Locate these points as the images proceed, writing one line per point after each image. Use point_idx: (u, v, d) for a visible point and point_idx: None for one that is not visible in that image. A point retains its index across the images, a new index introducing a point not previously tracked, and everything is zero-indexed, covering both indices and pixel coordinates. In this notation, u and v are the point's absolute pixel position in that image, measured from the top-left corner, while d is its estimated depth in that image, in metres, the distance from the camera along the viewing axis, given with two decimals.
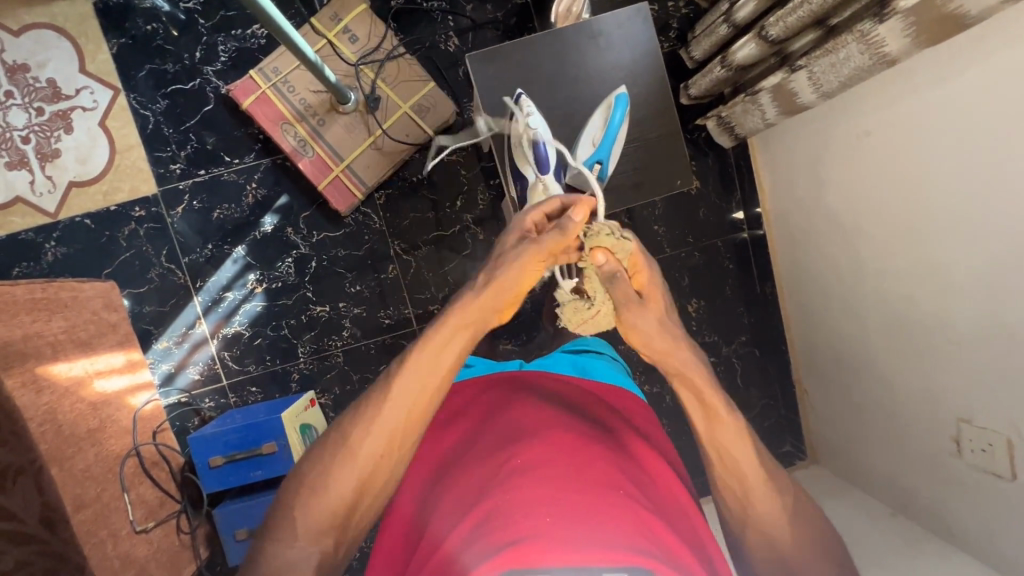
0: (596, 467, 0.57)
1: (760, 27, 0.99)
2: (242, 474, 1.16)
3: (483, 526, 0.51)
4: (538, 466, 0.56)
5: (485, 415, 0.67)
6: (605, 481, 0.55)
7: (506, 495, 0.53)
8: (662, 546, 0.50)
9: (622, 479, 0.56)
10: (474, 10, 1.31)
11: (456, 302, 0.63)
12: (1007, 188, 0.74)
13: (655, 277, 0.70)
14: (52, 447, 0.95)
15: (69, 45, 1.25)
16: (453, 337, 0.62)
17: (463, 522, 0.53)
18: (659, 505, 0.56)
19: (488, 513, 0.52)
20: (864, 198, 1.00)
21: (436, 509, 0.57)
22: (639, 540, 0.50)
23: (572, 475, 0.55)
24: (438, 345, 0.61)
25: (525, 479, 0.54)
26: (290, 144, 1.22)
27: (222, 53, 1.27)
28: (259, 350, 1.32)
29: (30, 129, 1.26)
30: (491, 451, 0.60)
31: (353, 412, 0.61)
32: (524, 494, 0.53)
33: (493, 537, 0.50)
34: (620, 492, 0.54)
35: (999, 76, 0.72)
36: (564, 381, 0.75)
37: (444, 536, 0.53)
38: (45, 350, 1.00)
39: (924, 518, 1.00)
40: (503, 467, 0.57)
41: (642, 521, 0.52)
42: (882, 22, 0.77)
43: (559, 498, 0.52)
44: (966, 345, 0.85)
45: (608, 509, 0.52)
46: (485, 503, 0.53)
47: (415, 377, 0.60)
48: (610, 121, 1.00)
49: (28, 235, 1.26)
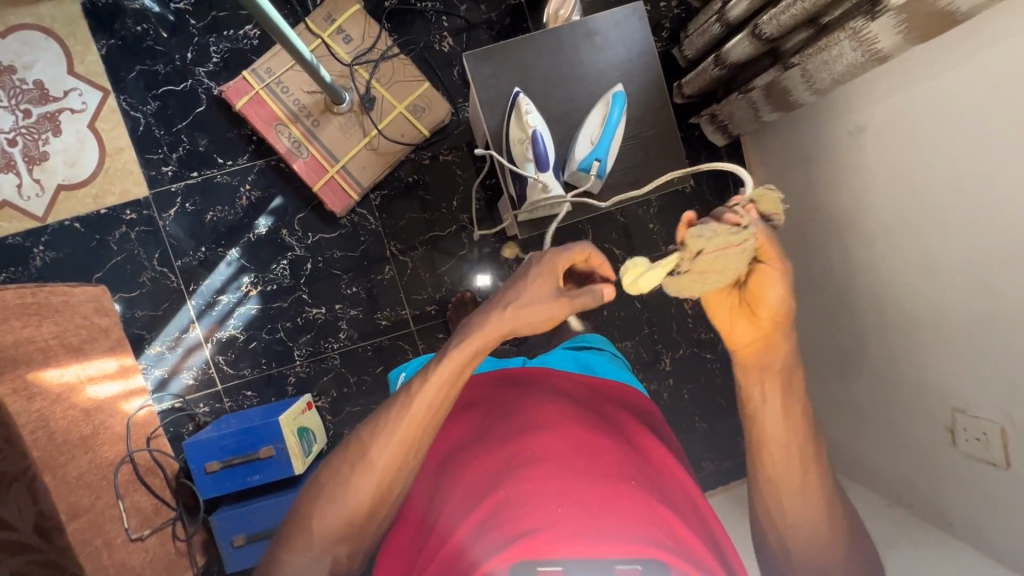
0: (606, 459, 0.57)
1: (753, 26, 1.00)
2: (239, 479, 1.15)
3: (494, 517, 0.51)
4: (549, 458, 0.56)
5: (493, 408, 0.67)
6: (616, 473, 0.55)
7: (517, 486, 0.54)
8: (674, 538, 0.51)
9: (632, 471, 0.57)
10: (468, 11, 1.31)
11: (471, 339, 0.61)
12: (998, 180, 0.75)
13: None
14: (44, 454, 0.93)
15: (57, 46, 1.23)
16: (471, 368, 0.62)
17: (474, 513, 0.53)
18: (668, 498, 0.57)
19: (498, 504, 0.53)
20: (858, 193, 1.02)
21: (445, 501, 0.57)
22: (652, 532, 0.50)
23: (583, 467, 0.55)
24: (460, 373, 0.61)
25: (536, 470, 0.55)
26: (285, 145, 1.21)
27: (214, 53, 1.26)
28: (253, 354, 1.30)
29: (17, 132, 1.24)
30: (500, 442, 0.60)
31: (370, 426, 0.59)
32: (536, 485, 0.53)
33: (504, 529, 0.50)
34: (631, 483, 0.54)
35: (989, 72, 0.73)
36: (563, 376, 0.74)
37: (454, 525, 0.53)
38: (36, 356, 0.98)
39: (919, 508, 1.02)
40: (514, 459, 0.57)
41: (653, 512, 0.52)
42: (875, 19, 0.79)
43: (572, 490, 0.53)
44: (959, 335, 0.87)
45: (620, 500, 0.52)
46: (496, 494, 0.54)
47: (424, 401, 0.59)
48: (609, 119, 1.00)
49: (16, 239, 1.24)
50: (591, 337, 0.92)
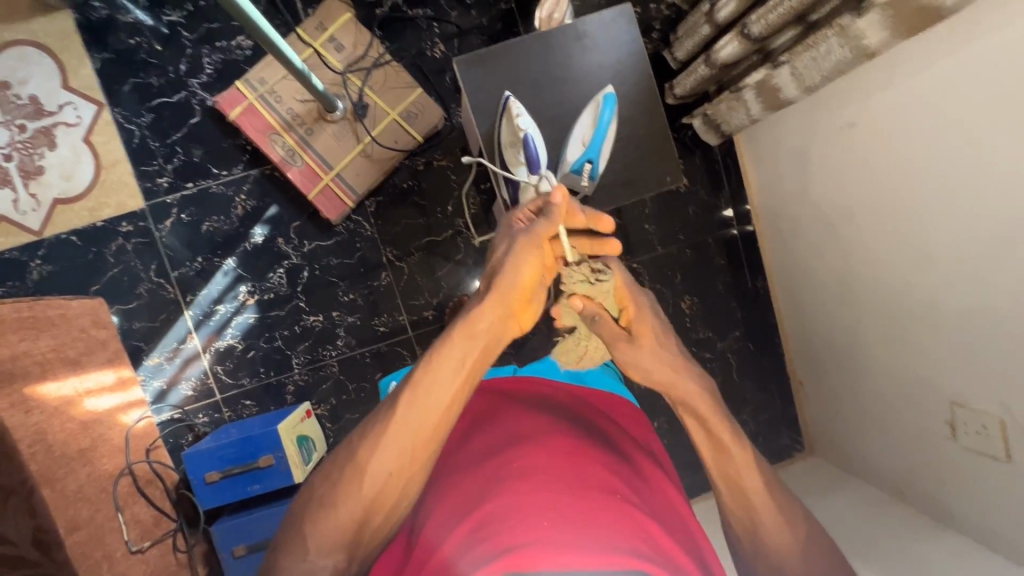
0: (593, 471, 0.57)
1: (742, 25, 1.00)
2: (239, 489, 1.14)
3: (481, 530, 0.51)
4: (536, 471, 0.56)
5: (479, 418, 0.67)
6: (602, 485, 0.56)
7: (502, 499, 0.54)
8: (659, 550, 0.51)
9: (619, 483, 0.57)
10: (459, 17, 1.32)
11: (462, 319, 0.60)
12: (989, 176, 0.76)
13: (644, 309, 0.68)
14: (43, 468, 0.93)
15: (51, 62, 1.24)
16: (463, 348, 0.59)
17: (461, 526, 0.53)
18: (652, 506, 0.57)
19: (485, 518, 0.53)
20: (850, 192, 1.02)
21: (429, 516, 0.57)
22: (637, 544, 0.50)
23: (570, 479, 0.56)
24: (448, 357, 0.58)
25: (524, 483, 0.55)
26: (279, 154, 1.22)
27: (208, 65, 1.27)
28: (252, 363, 1.30)
29: (13, 147, 1.24)
30: (486, 456, 0.60)
31: (360, 432, 0.58)
32: (524, 498, 0.53)
33: (490, 541, 0.50)
34: (616, 496, 0.55)
35: (975, 67, 0.74)
36: (546, 386, 0.74)
37: (438, 539, 0.53)
38: (33, 369, 0.98)
39: (921, 504, 1.01)
40: (499, 473, 0.57)
41: (638, 524, 0.52)
42: (861, 16, 0.79)
43: (559, 504, 0.53)
44: (954, 330, 0.87)
45: (606, 513, 0.52)
46: (483, 507, 0.54)
47: (408, 399, 0.57)
48: (599, 120, 1.01)
49: (13, 253, 1.24)
50: None
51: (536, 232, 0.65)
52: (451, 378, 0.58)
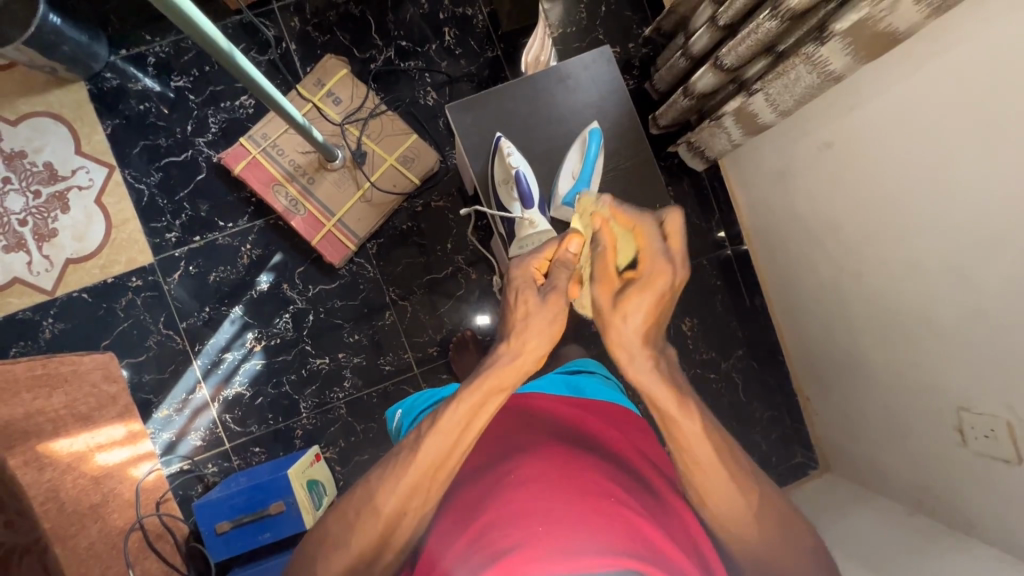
0: (588, 476, 0.59)
1: (714, 58, 1.06)
2: (250, 538, 1.13)
3: (477, 541, 0.53)
4: (531, 480, 0.58)
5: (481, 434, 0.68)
6: (597, 490, 0.57)
7: (499, 509, 0.55)
8: (653, 548, 0.52)
9: (613, 487, 0.58)
10: (448, 66, 1.39)
11: (491, 363, 0.61)
12: (959, 178, 0.80)
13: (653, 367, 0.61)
14: (56, 525, 0.93)
15: (65, 130, 1.31)
16: (473, 415, 0.58)
17: (460, 540, 0.54)
18: (651, 508, 0.58)
19: (481, 529, 0.54)
20: (833, 205, 1.06)
21: (440, 529, 0.57)
22: (632, 544, 0.51)
23: (564, 484, 0.57)
24: (457, 426, 0.57)
25: (519, 492, 0.56)
26: (282, 204, 1.27)
27: (213, 124, 1.34)
28: (260, 410, 1.31)
29: (28, 213, 1.30)
30: (485, 470, 0.62)
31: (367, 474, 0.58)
32: (518, 506, 0.55)
33: (485, 550, 0.51)
34: (611, 498, 0.56)
35: (934, 83, 0.80)
36: (541, 402, 0.74)
37: (442, 551, 0.54)
38: (46, 427, 0.99)
39: (942, 513, 0.99)
40: (496, 484, 0.59)
41: (636, 524, 0.54)
42: (824, 44, 0.84)
43: (551, 509, 0.54)
44: (949, 332, 0.89)
45: (601, 516, 0.53)
46: (480, 519, 0.55)
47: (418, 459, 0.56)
48: (587, 154, 1.06)
49: (26, 314, 1.28)
50: (583, 362, 0.93)
51: (558, 284, 0.68)
52: (456, 434, 0.57)
